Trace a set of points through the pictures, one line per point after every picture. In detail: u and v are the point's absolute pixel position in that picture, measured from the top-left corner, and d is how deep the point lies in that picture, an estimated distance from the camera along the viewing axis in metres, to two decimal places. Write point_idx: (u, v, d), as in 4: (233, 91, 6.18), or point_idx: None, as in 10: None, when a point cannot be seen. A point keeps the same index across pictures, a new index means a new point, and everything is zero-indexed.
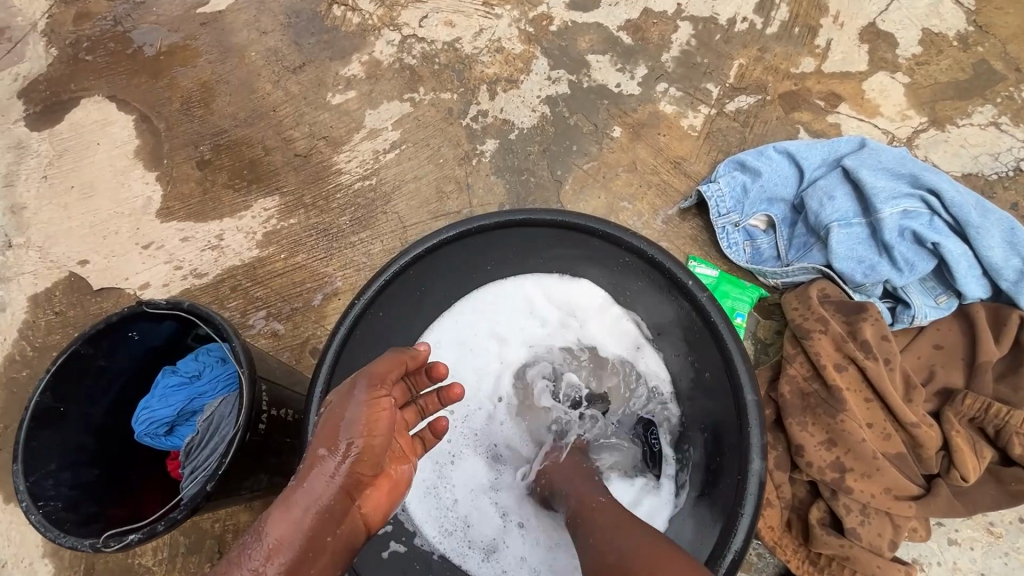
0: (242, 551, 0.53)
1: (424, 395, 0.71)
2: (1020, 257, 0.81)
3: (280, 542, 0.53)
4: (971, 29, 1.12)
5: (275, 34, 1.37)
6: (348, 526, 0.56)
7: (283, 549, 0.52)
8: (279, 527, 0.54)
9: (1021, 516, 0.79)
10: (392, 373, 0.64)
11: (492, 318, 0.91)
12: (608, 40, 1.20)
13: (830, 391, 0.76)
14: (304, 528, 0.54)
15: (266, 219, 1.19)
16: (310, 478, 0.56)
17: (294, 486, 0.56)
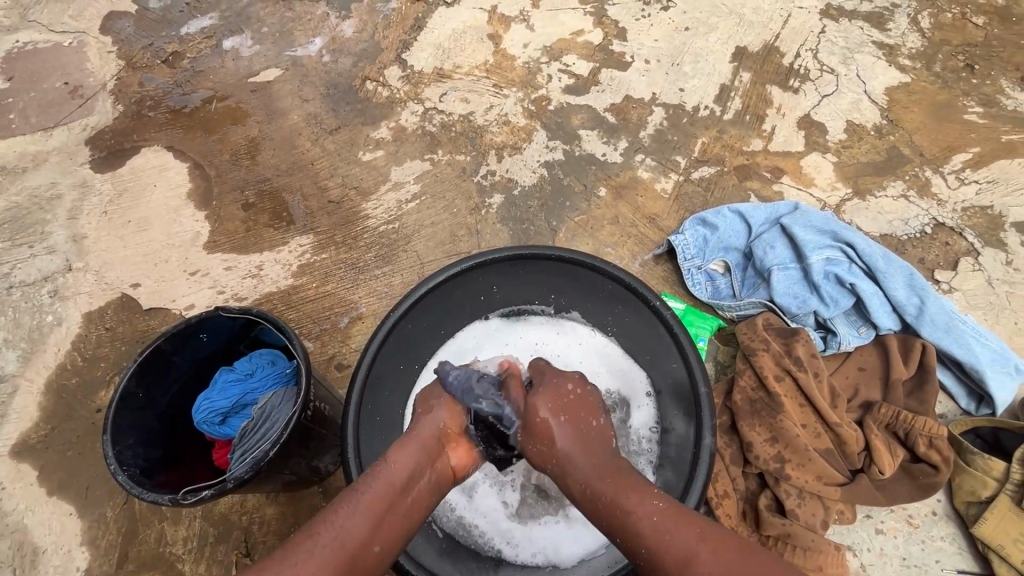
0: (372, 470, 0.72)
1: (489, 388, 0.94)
2: (919, 297, 1.03)
3: (397, 471, 0.72)
4: (884, 122, 1.40)
5: (315, 101, 1.63)
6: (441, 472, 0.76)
7: (400, 474, 0.71)
8: (397, 457, 0.73)
9: (934, 509, 0.95)
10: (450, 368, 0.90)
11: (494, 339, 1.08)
12: (596, 119, 1.47)
13: (771, 396, 0.94)
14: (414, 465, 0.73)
15: (301, 253, 1.38)
16: (418, 431, 0.77)
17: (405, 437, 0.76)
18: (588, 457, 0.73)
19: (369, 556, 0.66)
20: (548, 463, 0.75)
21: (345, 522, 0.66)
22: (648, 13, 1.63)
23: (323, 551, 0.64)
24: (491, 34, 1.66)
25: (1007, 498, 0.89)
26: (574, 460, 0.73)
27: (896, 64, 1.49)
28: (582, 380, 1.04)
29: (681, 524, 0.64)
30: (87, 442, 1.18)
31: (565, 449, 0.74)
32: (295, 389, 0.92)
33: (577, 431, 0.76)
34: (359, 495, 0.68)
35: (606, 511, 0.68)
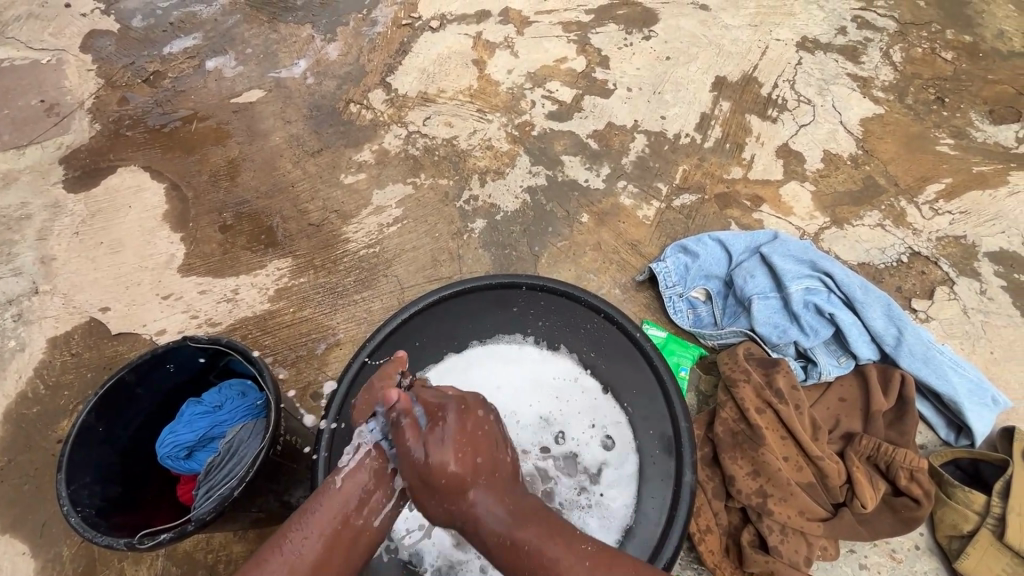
0: (323, 490, 0.70)
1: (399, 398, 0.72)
2: (897, 327, 1.04)
3: (344, 498, 0.69)
4: (860, 152, 1.43)
5: (298, 123, 1.62)
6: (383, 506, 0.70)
7: (345, 499, 0.69)
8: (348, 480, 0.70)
9: (917, 543, 0.94)
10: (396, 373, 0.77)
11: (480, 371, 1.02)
12: (579, 145, 1.48)
13: (753, 429, 0.93)
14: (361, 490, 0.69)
15: (279, 277, 1.36)
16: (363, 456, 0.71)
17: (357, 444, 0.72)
18: (502, 503, 0.67)
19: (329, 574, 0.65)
20: (457, 513, 0.67)
21: (300, 543, 0.65)
22: (631, 42, 1.66)
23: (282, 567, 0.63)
24: (475, 59, 1.67)
25: (989, 533, 0.88)
26: (484, 515, 0.66)
27: (870, 96, 1.53)
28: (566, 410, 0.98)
29: (609, 571, 0.61)
30: (47, 475, 1.13)
31: (474, 493, 0.67)
32: (263, 423, 0.88)
33: (491, 479, 0.68)
34: (311, 517, 0.67)
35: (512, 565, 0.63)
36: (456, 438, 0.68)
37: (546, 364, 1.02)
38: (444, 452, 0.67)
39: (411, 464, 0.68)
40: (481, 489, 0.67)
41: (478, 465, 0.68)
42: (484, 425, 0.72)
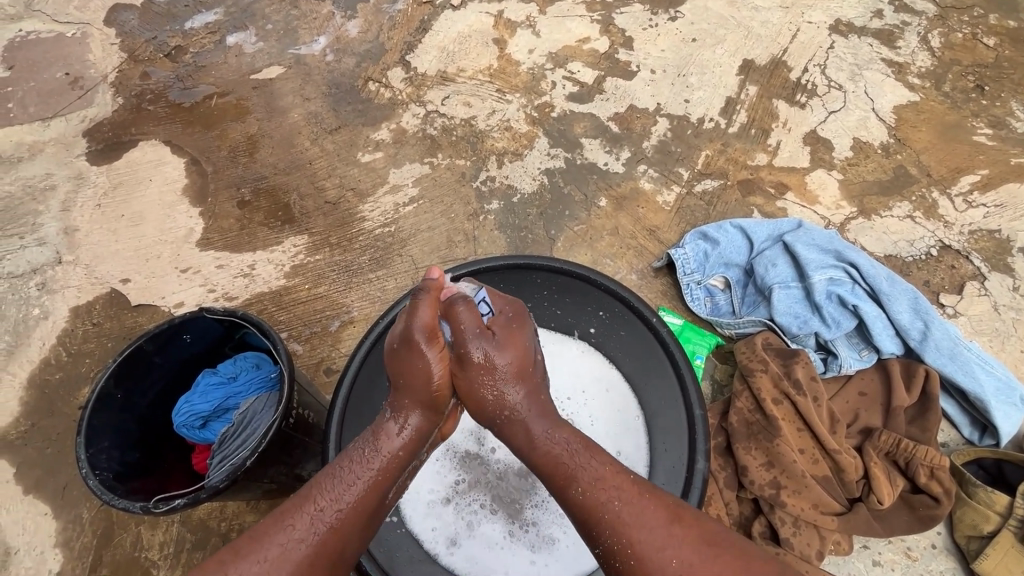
0: (359, 452, 0.70)
1: (463, 313, 0.75)
2: (923, 321, 1.01)
3: (384, 455, 0.70)
4: (892, 141, 1.38)
5: (316, 100, 1.61)
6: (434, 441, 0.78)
7: (389, 460, 0.70)
8: (386, 436, 0.72)
9: (934, 542, 0.92)
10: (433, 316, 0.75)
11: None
12: (599, 128, 1.45)
13: (768, 420, 0.91)
14: (413, 410, 0.74)
15: (295, 254, 1.36)
16: (403, 407, 0.74)
17: (398, 383, 0.74)
18: (543, 413, 0.73)
19: (350, 552, 0.65)
20: (500, 410, 0.73)
21: (336, 504, 0.65)
22: (656, 23, 1.62)
23: (308, 531, 0.62)
24: (496, 38, 1.65)
25: (1011, 534, 0.86)
26: (529, 414, 0.73)
27: (905, 82, 1.47)
28: (586, 407, 0.98)
29: (652, 495, 0.65)
30: (68, 440, 1.16)
31: (523, 407, 0.73)
32: (273, 399, 0.88)
33: (534, 389, 0.75)
34: (348, 479, 0.67)
35: (553, 468, 0.69)
36: (511, 347, 0.76)
37: (571, 358, 1.02)
38: (503, 351, 0.74)
39: (472, 361, 0.74)
40: (523, 388, 0.74)
41: (528, 368, 0.76)
42: (534, 341, 0.80)
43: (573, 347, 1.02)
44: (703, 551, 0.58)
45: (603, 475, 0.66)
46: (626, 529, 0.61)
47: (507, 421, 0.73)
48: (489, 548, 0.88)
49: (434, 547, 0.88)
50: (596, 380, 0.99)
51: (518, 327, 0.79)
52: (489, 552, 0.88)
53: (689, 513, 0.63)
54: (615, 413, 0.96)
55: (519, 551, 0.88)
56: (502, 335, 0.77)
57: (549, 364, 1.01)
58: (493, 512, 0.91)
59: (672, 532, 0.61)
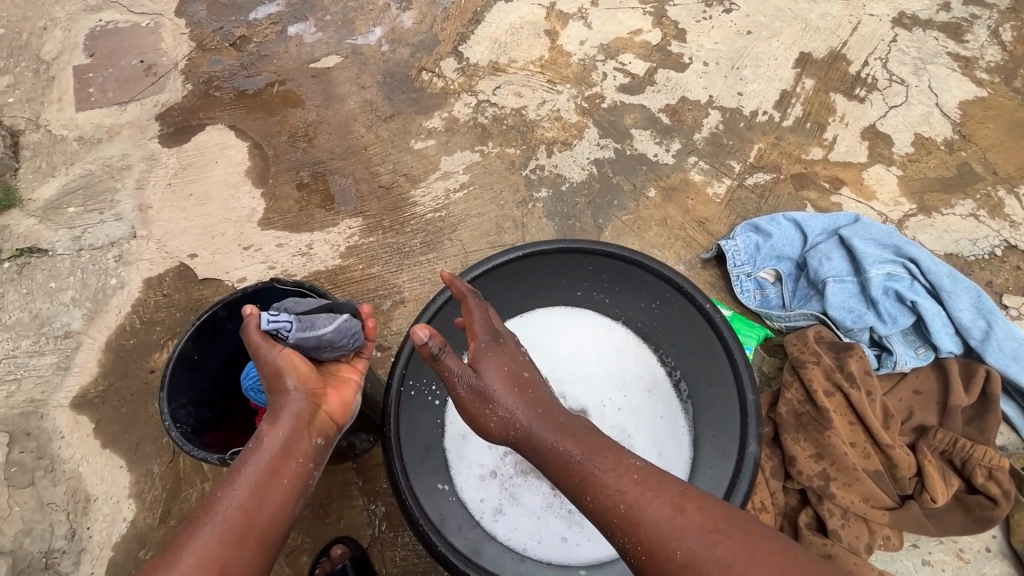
0: (252, 446, 0.77)
1: (435, 344, 0.75)
2: (986, 321, 0.98)
3: (269, 443, 0.77)
4: (956, 137, 1.33)
5: (372, 88, 1.67)
6: (320, 428, 0.82)
7: (277, 444, 0.77)
8: (273, 429, 0.78)
9: (988, 546, 0.90)
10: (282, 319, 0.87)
11: (553, 339, 1.07)
12: (649, 120, 1.46)
13: (819, 411, 0.91)
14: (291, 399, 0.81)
15: (350, 235, 1.42)
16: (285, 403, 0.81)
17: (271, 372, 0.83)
18: (546, 420, 0.75)
19: (262, 524, 0.71)
20: (507, 431, 0.75)
21: (234, 492, 0.72)
22: (710, 15, 1.61)
23: (222, 515, 0.70)
24: (548, 30, 1.67)
25: None
26: (534, 427, 0.74)
27: (972, 77, 1.42)
28: (632, 392, 1.03)
29: (658, 486, 0.67)
30: (141, 401, 1.25)
31: (528, 420, 0.74)
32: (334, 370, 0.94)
33: (530, 397, 0.77)
34: (242, 469, 0.74)
35: (564, 473, 0.71)
36: (494, 366, 0.78)
37: (619, 345, 1.06)
38: (485, 376, 0.77)
39: (462, 388, 0.76)
40: (518, 401, 0.76)
41: (522, 381, 0.78)
42: (517, 355, 0.82)
43: (619, 333, 1.07)
44: (706, 538, 0.61)
45: (607, 479, 0.68)
46: (636, 525, 0.64)
47: (517, 440, 0.75)
48: (527, 523, 0.91)
49: (477, 511, 0.92)
50: (642, 366, 1.04)
51: (492, 346, 0.80)
52: (527, 524, 0.91)
53: (695, 503, 0.65)
54: (661, 401, 1.01)
55: (557, 530, 0.91)
56: (480, 357, 0.79)
57: (599, 349, 1.07)
58: (538, 487, 0.94)
59: (678, 524, 0.63)
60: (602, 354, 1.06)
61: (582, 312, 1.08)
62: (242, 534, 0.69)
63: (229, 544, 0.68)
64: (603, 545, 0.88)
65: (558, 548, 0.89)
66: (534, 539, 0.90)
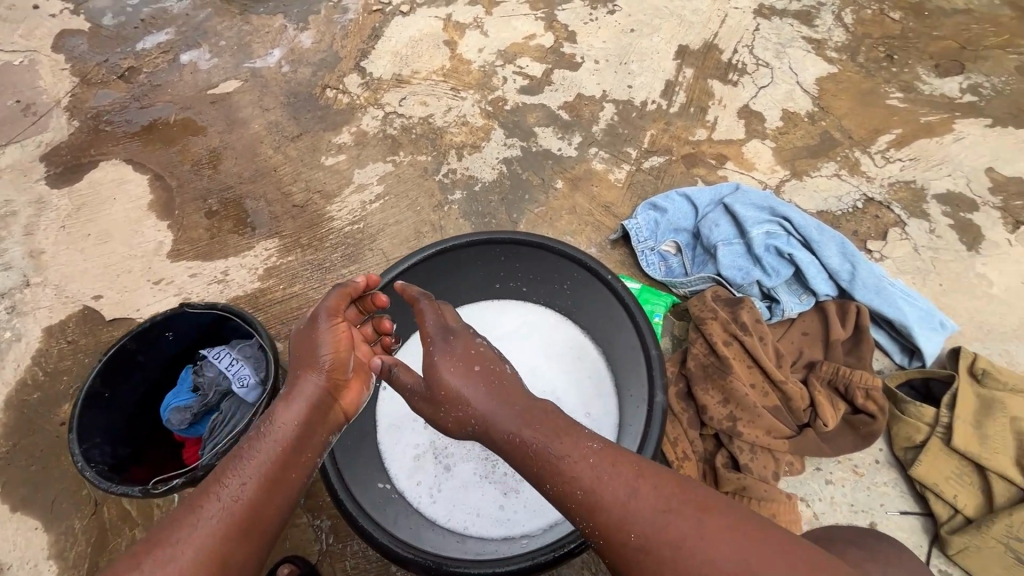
0: (260, 432, 0.73)
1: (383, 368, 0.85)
2: (851, 263, 1.12)
3: (285, 430, 0.73)
4: (816, 109, 1.50)
5: (276, 110, 1.65)
6: (333, 419, 0.80)
7: (292, 434, 0.74)
8: (285, 415, 0.75)
9: (877, 458, 1.02)
10: (340, 303, 0.86)
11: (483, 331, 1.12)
12: (550, 117, 1.55)
13: (720, 360, 1.00)
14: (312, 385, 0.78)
15: (267, 257, 1.40)
16: (301, 389, 0.77)
17: (300, 356, 0.81)
18: (510, 409, 0.76)
19: (265, 521, 0.68)
20: (469, 424, 0.77)
21: (240, 483, 0.68)
22: (596, 17, 1.72)
23: (220, 509, 0.66)
24: (447, 40, 1.73)
25: (939, 440, 0.96)
26: (492, 415, 0.76)
27: (823, 56, 1.61)
28: (558, 368, 1.08)
29: (614, 465, 0.69)
30: (52, 456, 1.17)
31: (485, 410, 0.76)
32: (251, 388, 0.91)
33: (491, 386, 0.78)
34: (248, 459, 0.70)
35: (525, 460, 0.72)
36: (451, 360, 0.81)
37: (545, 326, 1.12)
38: (447, 374, 0.79)
39: (419, 391, 0.82)
40: (476, 388, 0.78)
41: (476, 371, 0.79)
42: (477, 346, 0.82)
43: (542, 315, 1.13)
44: (657, 518, 0.63)
45: (570, 464, 0.69)
46: (593, 507, 0.67)
47: (477, 431, 0.77)
48: (466, 502, 0.96)
49: (416, 500, 0.96)
50: (566, 344, 1.10)
51: (447, 343, 0.83)
52: (466, 502, 0.96)
53: (651, 480, 0.67)
54: (586, 373, 1.07)
55: (495, 503, 0.96)
56: (439, 354, 0.82)
57: (526, 331, 1.12)
58: (473, 469, 1.00)
59: (634, 504, 0.65)
60: (527, 337, 1.12)
61: (504, 300, 1.14)
62: (243, 532, 0.66)
63: (231, 540, 0.65)
64: (539, 510, 0.94)
65: (498, 519, 0.94)
66: (473, 516, 0.95)
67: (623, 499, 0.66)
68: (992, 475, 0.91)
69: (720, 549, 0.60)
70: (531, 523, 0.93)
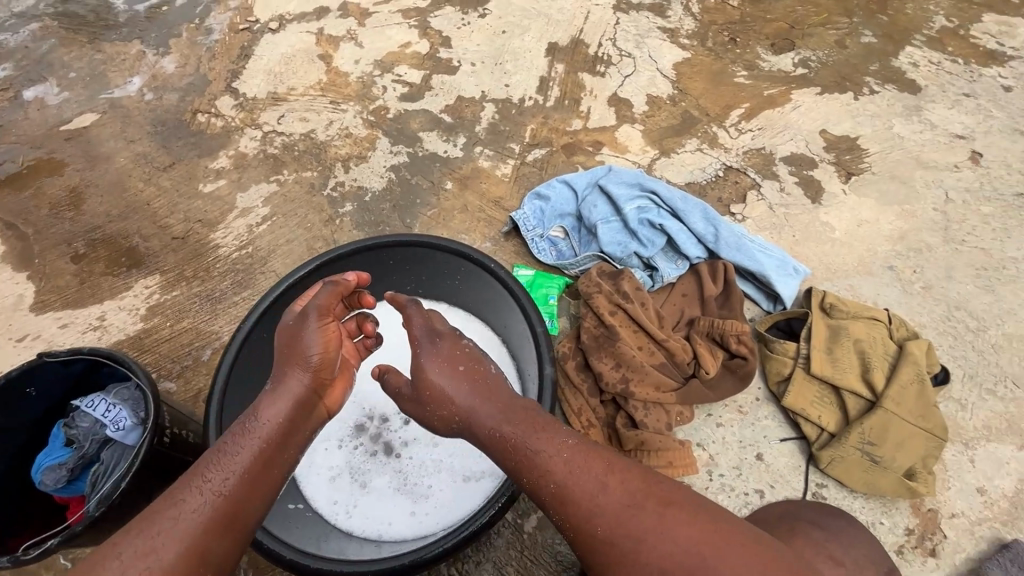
0: (242, 427, 0.75)
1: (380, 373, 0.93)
2: (714, 226, 1.24)
3: (269, 424, 0.76)
4: (676, 92, 1.64)
5: (142, 140, 1.56)
6: (317, 416, 0.83)
7: (276, 429, 0.76)
8: (270, 411, 0.77)
9: (757, 396, 1.13)
10: (330, 303, 0.89)
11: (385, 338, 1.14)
12: (433, 121, 1.57)
13: (608, 329, 1.08)
14: (300, 382, 0.82)
15: (149, 295, 1.32)
16: (288, 387, 0.81)
17: (285, 354, 0.84)
18: (492, 402, 0.82)
19: (245, 514, 0.69)
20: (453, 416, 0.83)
21: (223, 476, 0.69)
22: (468, 21, 1.77)
23: (201, 501, 0.67)
24: (321, 54, 1.71)
25: (801, 371, 1.09)
26: (476, 407, 0.82)
27: (678, 44, 1.75)
28: None
29: (585, 460, 0.73)
30: None
31: (467, 400, 0.83)
32: (132, 432, 0.86)
33: (475, 379, 0.85)
34: (231, 453, 0.72)
35: (503, 452, 0.77)
36: (440, 357, 0.87)
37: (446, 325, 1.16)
38: (439, 371, 0.85)
39: (411, 395, 0.89)
40: (465, 382, 0.84)
41: (462, 369, 0.86)
42: (464, 345, 0.89)
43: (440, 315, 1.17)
44: (622, 511, 0.68)
45: (544, 457, 0.74)
46: (563, 498, 0.71)
47: (461, 427, 0.83)
48: (381, 511, 0.96)
49: (329, 515, 0.96)
50: None
51: (435, 343, 0.90)
52: (379, 513, 0.96)
53: (619, 475, 0.71)
54: None
55: (409, 509, 0.96)
56: (432, 353, 0.88)
57: None
58: (389, 477, 1.00)
59: (601, 498, 0.70)
60: None
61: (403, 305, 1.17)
62: (223, 523, 0.67)
63: (212, 531, 0.65)
64: (452, 509, 0.95)
65: (413, 524, 0.95)
66: (387, 523, 0.95)
67: (592, 491, 0.70)
68: (846, 395, 1.05)
69: (677, 542, 0.64)
70: (443, 524, 0.94)
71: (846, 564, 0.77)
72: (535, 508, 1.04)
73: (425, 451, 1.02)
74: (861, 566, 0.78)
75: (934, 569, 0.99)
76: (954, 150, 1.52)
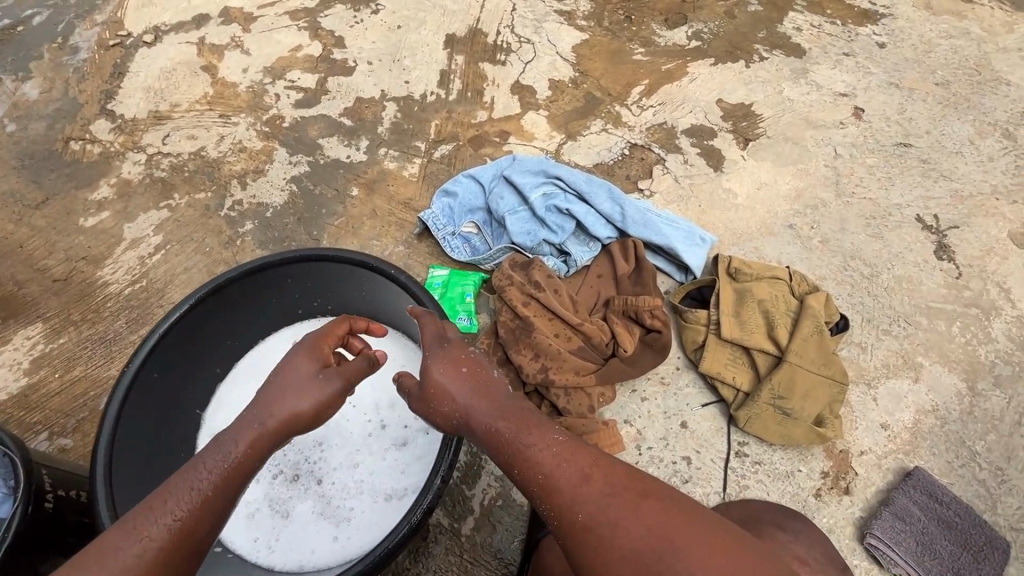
0: (204, 454, 0.71)
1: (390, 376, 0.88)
2: (620, 206, 1.25)
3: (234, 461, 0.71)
4: (577, 75, 1.64)
5: (9, 177, 1.42)
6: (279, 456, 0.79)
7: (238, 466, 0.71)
8: (240, 447, 0.72)
9: (676, 365, 1.16)
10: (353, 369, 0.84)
11: None
12: (333, 126, 1.51)
13: (523, 320, 1.08)
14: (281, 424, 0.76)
15: (32, 346, 1.20)
16: (268, 426, 0.75)
17: (274, 394, 0.78)
18: (493, 400, 0.78)
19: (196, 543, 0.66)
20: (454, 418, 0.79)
21: (178, 504, 0.66)
22: (360, 19, 1.71)
23: (151, 530, 0.63)
24: (204, 65, 1.60)
25: (713, 336, 1.12)
26: (476, 409, 0.77)
27: (575, 26, 1.75)
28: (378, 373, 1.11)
29: (573, 455, 0.72)
30: None
31: (467, 403, 0.78)
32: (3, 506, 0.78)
33: (478, 382, 0.80)
34: (189, 483, 0.68)
35: (497, 448, 0.75)
36: (444, 361, 0.82)
37: None
38: (450, 379, 0.80)
39: (418, 397, 0.83)
40: (468, 388, 0.79)
41: (465, 372, 0.81)
42: (468, 349, 0.84)
43: None
44: (603, 501, 0.67)
45: (536, 452, 0.72)
46: (548, 490, 0.70)
47: (462, 425, 0.79)
48: (303, 542, 0.97)
49: (251, 554, 0.96)
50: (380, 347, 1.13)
51: (443, 348, 0.83)
52: (302, 543, 0.97)
53: (604, 471, 0.70)
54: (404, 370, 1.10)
55: (331, 535, 0.97)
56: (445, 358, 0.82)
57: None
58: (311, 506, 1.00)
59: (583, 490, 0.68)
60: None
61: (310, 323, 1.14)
62: (169, 566, 0.63)
63: (162, 562, 0.62)
64: (373, 531, 0.97)
65: (336, 551, 0.96)
66: (310, 553, 0.96)
67: (575, 480, 0.70)
68: (755, 354, 1.10)
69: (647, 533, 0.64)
70: (365, 546, 0.95)
71: (810, 563, 0.81)
72: (470, 510, 1.03)
73: (344, 472, 1.03)
74: (823, 563, 0.82)
75: (849, 506, 1.06)
76: (839, 108, 1.60)
